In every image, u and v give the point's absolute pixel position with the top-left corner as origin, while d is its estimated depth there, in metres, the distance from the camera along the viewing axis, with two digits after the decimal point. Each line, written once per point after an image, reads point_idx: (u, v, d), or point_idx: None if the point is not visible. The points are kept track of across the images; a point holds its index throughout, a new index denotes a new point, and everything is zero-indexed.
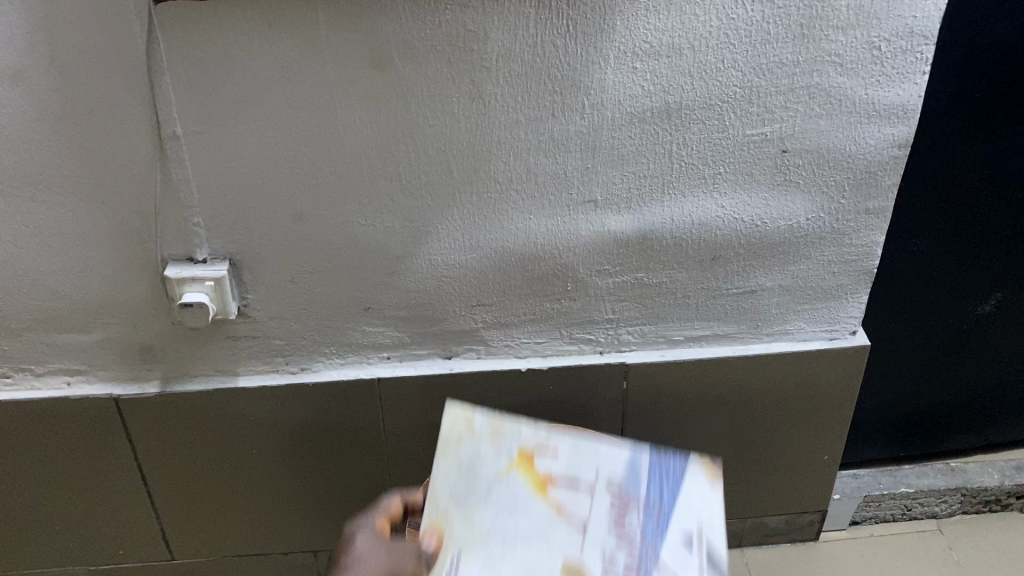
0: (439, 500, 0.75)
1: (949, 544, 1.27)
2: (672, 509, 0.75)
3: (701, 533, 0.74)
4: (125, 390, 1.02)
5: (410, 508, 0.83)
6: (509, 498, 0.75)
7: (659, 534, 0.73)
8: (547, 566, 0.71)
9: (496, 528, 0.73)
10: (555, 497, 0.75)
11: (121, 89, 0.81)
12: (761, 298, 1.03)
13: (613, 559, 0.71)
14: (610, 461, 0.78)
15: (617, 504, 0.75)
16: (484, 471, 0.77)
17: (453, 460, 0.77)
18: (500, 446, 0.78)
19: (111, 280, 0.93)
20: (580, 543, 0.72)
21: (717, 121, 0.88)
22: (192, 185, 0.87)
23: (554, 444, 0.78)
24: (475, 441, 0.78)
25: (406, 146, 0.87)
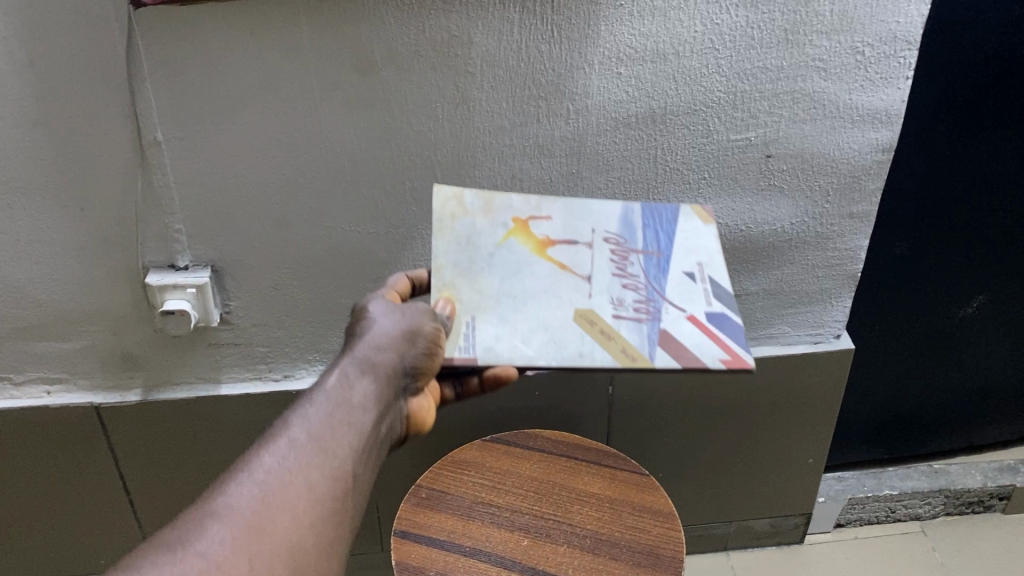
0: (444, 274, 0.68)
1: (932, 545, 1.27)
2: (671, 250, 0.74)
3: (703, 267, 0.73)
4: (106, 398, 1.00)
5: (416, 286, 0.77)
6: (511, 262, 0.70)
7: (662, 275, 0.72)
8: (563, 314, 0.68)
9: (504, 290, 0.69)
10: (556, 257, 0.71)
11: (100, 94, 0.79)
12: (746, 302, 1.03)
13: (623, 297, 0.69)
14: (603, 219, 0.75)
15: (618, 253, 0.73)
16: (482, 239, 0.71)
17: (450, 236, 0.70)
18: (495, 219, 0.72)
19: (92, 288, 0.92)
20: (588, 291, 0.69)
21: (701, 126, 0.88)
22: (173, 192, 0.86)
23: (547, 211, 0.74)
24: (470, 217, 0.71)
25: (390, 151, 0.86)
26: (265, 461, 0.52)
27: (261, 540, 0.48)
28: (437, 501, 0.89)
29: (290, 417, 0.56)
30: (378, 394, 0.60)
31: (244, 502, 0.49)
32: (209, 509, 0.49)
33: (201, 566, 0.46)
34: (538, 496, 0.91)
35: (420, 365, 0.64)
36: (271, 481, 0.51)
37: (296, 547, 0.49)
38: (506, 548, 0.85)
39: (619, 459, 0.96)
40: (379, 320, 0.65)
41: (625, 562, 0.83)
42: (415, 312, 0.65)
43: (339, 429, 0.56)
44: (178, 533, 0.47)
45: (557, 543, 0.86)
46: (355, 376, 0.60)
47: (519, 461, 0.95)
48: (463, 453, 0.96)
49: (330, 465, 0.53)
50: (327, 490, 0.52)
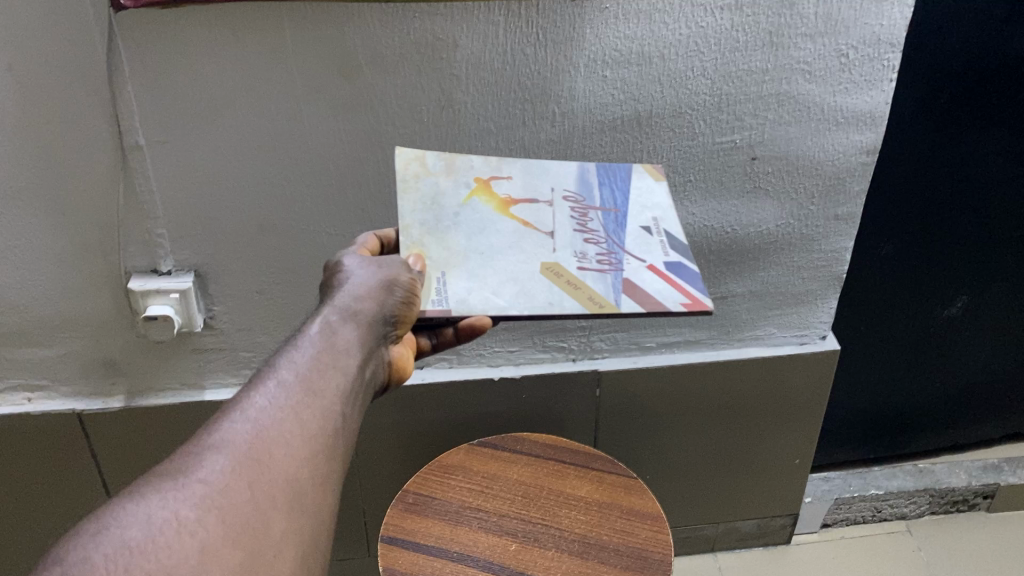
0: (411, 232, 0.67)
1: (918, 544, 1.28)
2: (628, 206, 0.74)
3: (658, 221, 0.73)
4: (88, 405, 0.99)
5: (384, 245, 0.75)
6: (477, 220, 0.69)
7: (620, 230, 0.71)
8: (529, 267, 0.67)
9: (472, 247, 0.67)
10: (519, 214, 0.71)
11: (80, 98, 0.78)
12: (731, 304, 1.03)
13: (585, 250, 0.68)
14: (563, 177, 0.76)
15: (577, 210, 0.73)
16: (446, 198, 0.71)
17: (415, 196, 0.70)
18: (458, 179, 0.73)
19: (73, 294, 0.91)
20: (551, 247, 0.69)
21: (687, 129, 0.88)
22: (156, 197, 0.85)
23: (507, 172, 0.75)
24: (433, 177, 0.72)
25: (375, 154, 0.86)
26: (257, 399, 0.49)
27: (262, 474, 0.45)
28: (424, 506, 0.89)
29: (277, 361, 0.53)
30: (359, 337, 0.58)
31: (242, 435, 0.47)
32: (203, 443, 0.46)
33: (203, 494, 0.43)
34: (526, 500, 0.91)
35: (401, 314, 0.62)
36: (267, 415, 0.48)
37: (296, 482, 0.47)
38: (494, 552, 0.85)
39: (607, 461, 0.96)
40: (356, 275, 0.64)
41: (613, 566, 0.83)
42: (392, 265, 0.64)
43: (327, 371, 0.53)
44: (173, 467, 0.45)
45: (545, 547, 0.85)
46: (337, 322, 0.58)
47: (507, 464, 0.95)
48: (450, 457, 0.95)
49: (321, 403, 0.51)
50: (321, 428, 0.50)
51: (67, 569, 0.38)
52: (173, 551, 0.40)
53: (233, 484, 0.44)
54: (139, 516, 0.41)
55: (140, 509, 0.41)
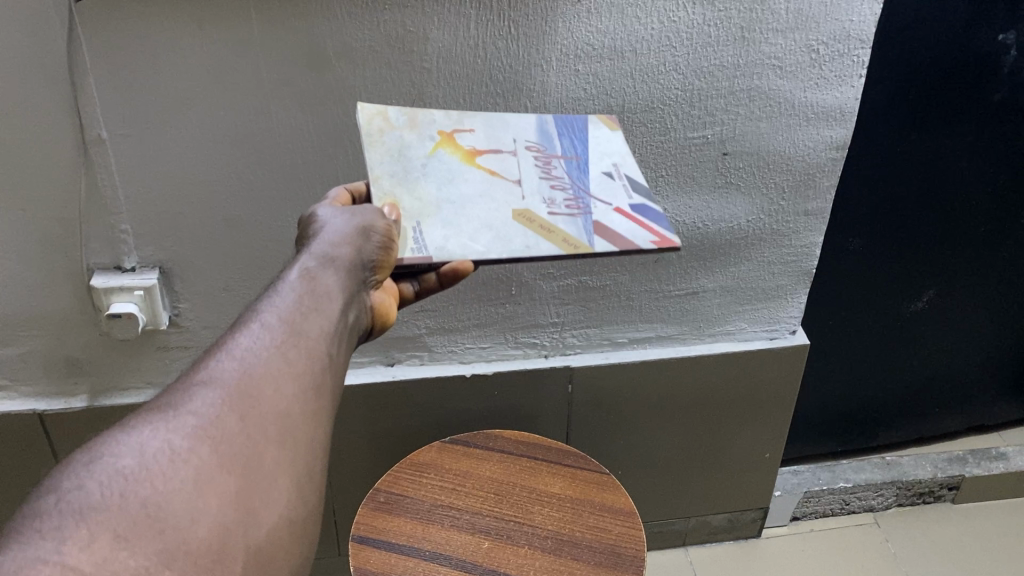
0: (382, 183, 0.66)
1: (885, 536, 1.29)
2: (588, 154, 0.74)
3: (619, 167, 0.74)
4: (50, 405, 0.97)
5: (354, 199, 0.72)
6: (445, 170, 0.68)
7: (584, 176, 0.72)
8: (502, 214, 0.67)
9: (443, 197, 0.67)
10: (484, 164, 0.70)
11: (41, 90, 0.76)
12: (703, 299, 1.03)
13: (554, 195, 0.69)
14: (523, 128, 0.74)
15: (541, 160, 0.72)
16: (413, 150, 0.68)
17: (381, 149, 0.68)
18: (422, 133, 0.70)
19: (34, 291, 0.88)
20: (521, 194, 0.69)
21: (659, 124, 0.88)
22: (119, 191, 0.83)
23: (469, 124, 0.72)
24: (397, 131, 0.69)
25: (344, 149, 0.84)
26: (242, 339, 0.47)
27: (252, 409, 0.44)
28: (395, 504, 0.88)
29: (263, 301, 0.51)
30: (340, 280, 0.55)
31: (229, 372, 0.45)
32: (190, 381, 0.45)
33: (193, 426, 0.42)
34: (498, 497, 0.90)
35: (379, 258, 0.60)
36: (254, 354, 0.47)
37: (287, 416, 0.45)
38: (466, 550, 0.84)
39: (580, 458, 0.95)
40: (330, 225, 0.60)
41: (586, 562, 0.83)
42: (364, 214, 0.62)
43: (311, 311, 0.51)
44: (162, 402, 0.44)
45: (517, 545, 0.85)
46: (317, 268, 0.55)
47: (479, 462, 0.94)
48: (422, 455, 0.95)
49: (308, 342, 0.49)
50: (308, 363, 0.48)
51: (61, 497, 0.38)
52: (165, 481, 0.39)
53: (225, 418, 0.43)
54: (131, 447, 0.40)
55: (132, 440, 0.41)
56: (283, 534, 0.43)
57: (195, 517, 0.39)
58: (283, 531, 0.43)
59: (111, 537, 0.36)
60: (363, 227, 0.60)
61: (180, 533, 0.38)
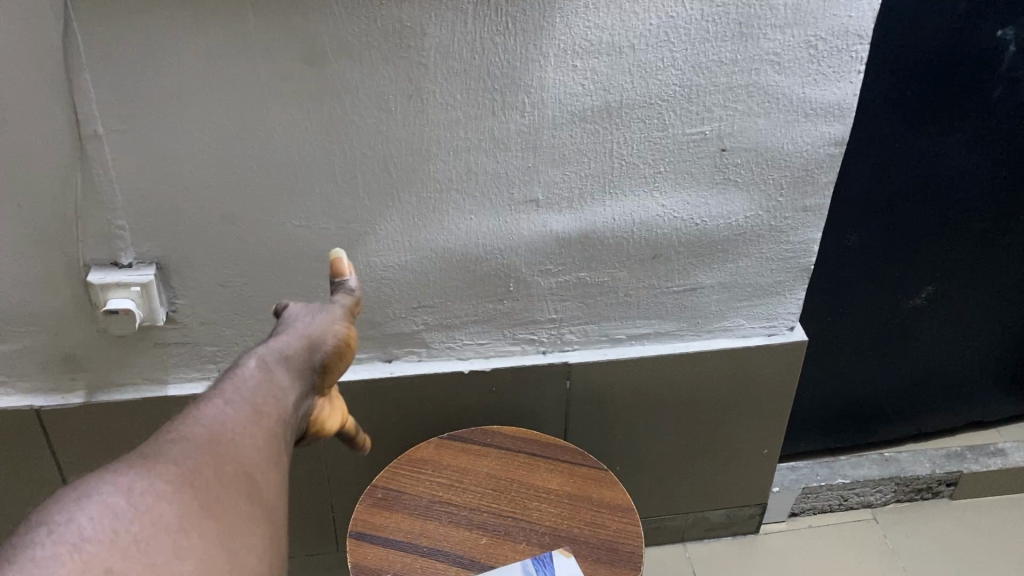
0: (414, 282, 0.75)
1: (883, 532, 1.29)
2: None
3: None
4: (47, 401, 0.97)
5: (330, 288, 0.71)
6: None
7: None
8: None
9: None
10: None
11: (37, 86, 0.76)
12: (701, 295, 1.03)
13: None
14: None
15: None
16: None
17: None
18: None
19: (30, 287, 0.88)
20: None
21: (656, 120, 0.88)
22: (115, 187, 0.83)
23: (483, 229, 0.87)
24: None
25: (341, 144, 0.84)
26: (208, 409, 0.49)
27: (226, 461, 0.45)
28: (393, 501, 0.88)
29: (223, 381, 0.52)
30: (305, 351, 0.58)
31: (200, 433, 0.46)
32: (163, 441, 0.46)
33: (173, 472, 0.43)
34: (496, 493, 0.90)
35: (345, 337, 0.62)
36: (225, 417, 0.48)
37: (259, 470, 0.46)
38: (463, 547, 0.84)
39: (577, 454, 0.95)
40: (295, 312, 0.64)
41: (584, 558, 0.83)
42: (332, 306, 0.65)
43: (275, 369, 0.55)
44: (139, 454, 0.44)
45: (515, 541, 0.85)
46: (280, 343, 0.58)
47: (477, 458, 0.94)
48: (419, 451, 0.94)
49: (272, 399, 0.52)
50: (266, 423, 0.49)
51: (53, 528, 0.37)
52: (152, 520, 0.39)
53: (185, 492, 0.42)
54: (116, 487, 0.40)
55: (117, 481, 0.41)
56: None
57: (181, 556, 0.38)
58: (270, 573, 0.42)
59: (99, 573, 0.35)
60: (332, 313, 0.64)
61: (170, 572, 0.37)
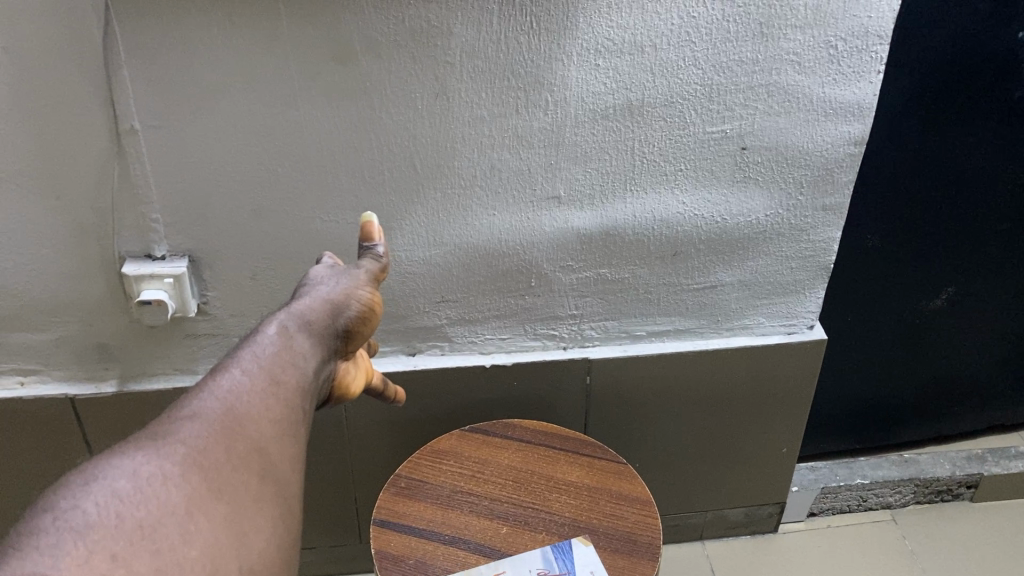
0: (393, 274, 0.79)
1: (902, 533, 1.30)
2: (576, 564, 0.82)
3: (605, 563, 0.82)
4: (81, 389, 1.00)
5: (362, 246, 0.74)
6: None
7: None
8: None
9: None
10: None
11: (77, 83, 0.79)
12: (721, 293, 1.04)
13: None
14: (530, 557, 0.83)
15: None
16: None
17: None
18: None
19: (66, 277, 0.91)
20: None
21: (678, 118, 0.89)
22: (150, 181, 0.86)
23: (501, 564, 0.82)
24: None
25: (369, 141, 0.86)
26: (223, 381, 0.52)
27: (235, 441, 0.48)
28: (416, 490, 0.90)
29: (239, 350, 0.56)
30: (328, 316, 0.63)
31: (211, 410, 0.49)
32: (174, 417, 0.49)
33: (182, 453, 0.46)
34: (516, 484, 0.92)
35: (367, 302, 0.67)
36: (236, 395, 0.51)
37: (267, 448, 0.50)
38: (485, 535, 0.86)
39: (597, 448, 0.97)
40: (320, 274, 0.69)
41: (604, 548, 0.84)
42: (355, 272, 0.69)
43: (295, 334, 0.59)
44: (151, 432, 0.48)
45: (535, 531, 0.86)
46: (301, 304, 0.62)
47: (498, 450, 0.96)
48: (441, 443, 0.96)
49: (289, 367, 0.55)
50: (280, 394, 0.53)
51: (59, 515, 0.40)
52: (160, 503, 0.42)
53: (189, 477, 0.45)
54: (125, 470, 0.43)
55: (126, 464, 0.44)
56: (271, 559, 0.46)
57: (187, 539, 0.42)
58: (271, 553, 0.46)
59: (108, 556, 0.38)
60: (353, 280, 0.68)
61: (175, 556, 0.40)
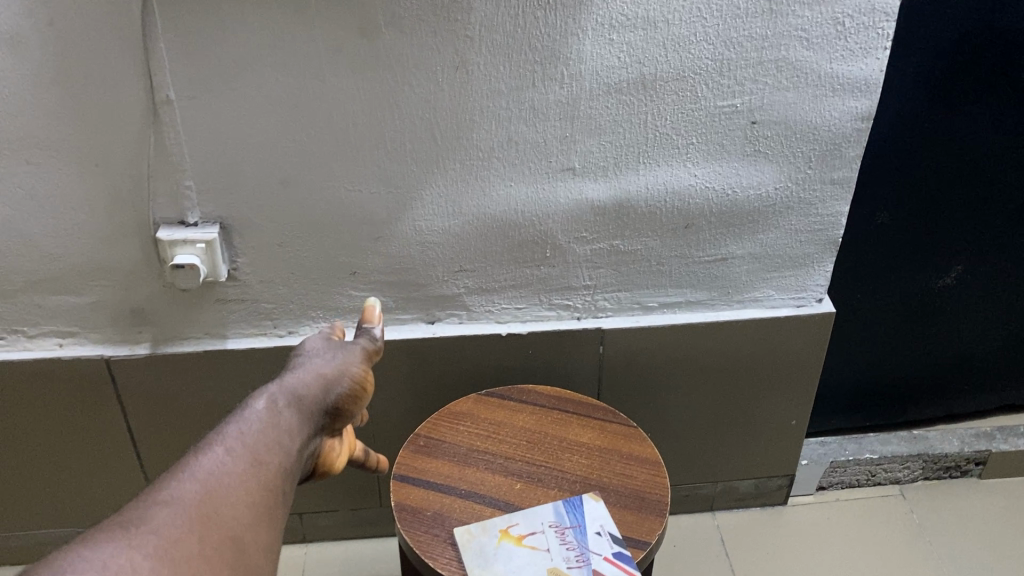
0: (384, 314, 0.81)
1: (910, 508, 1.32)
2: (586, 519, 0.85)
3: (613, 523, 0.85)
4: (115, 351, 1.04)
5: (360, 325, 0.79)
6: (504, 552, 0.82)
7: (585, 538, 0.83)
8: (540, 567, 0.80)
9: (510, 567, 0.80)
10: (527, 541, 0.83)
11: (116, 54, 0.83)
12: (731, 266, 1.07)
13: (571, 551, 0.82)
14: (543, 510, 0.87)
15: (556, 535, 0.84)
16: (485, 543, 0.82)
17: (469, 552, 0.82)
18: (490, 531, 0.84)
19: (103, 242, 0.96)
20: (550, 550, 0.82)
21: (689, 92, 0.92)
22: (184, 150, 0.90)
23: (515, 517, 0.86)
24: (479, 535, 0.83)
25: (391, 113, 0.90)
26: (205, 458, 0.50)
27: (211, 528, 0.46)
28: (434, 448, 0.94)
29: (224, 426, 0.54)
30: (318, 391, 0.62)
31: (190, 491, 0.47)
32: (150, 495, 0.46)
33: (155, 545, 0.43)
34: (530, 445, 0.95)
35: (358, 382, 0.67)
36: (217, 478, 0.49)
37: (244, 536, 0.47)
38: (499, 490, 0.89)
39: (608, 411, 1.00)
40: (312, 352, 0.68)
41: (613, 503, 0.87)
42: (347, 349, 0.70)
43: (283, 410, 0.58)
44: (121, 518, 0.44)
45: (548, 487, 0.90)
46: (292, 381, 0.62)
47: (513, 413, 1.00)
48: (459, 405, 1.00)
49: (274, 445, 0.54)
50: (263, 473, 0.51)
51: None
52: None
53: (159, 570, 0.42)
54: (93, 563, 0.40)
55: (94, 557, 0.41)
56: None
57: None
58: None
59: None
60: (344, 356, 0.69)
61: None
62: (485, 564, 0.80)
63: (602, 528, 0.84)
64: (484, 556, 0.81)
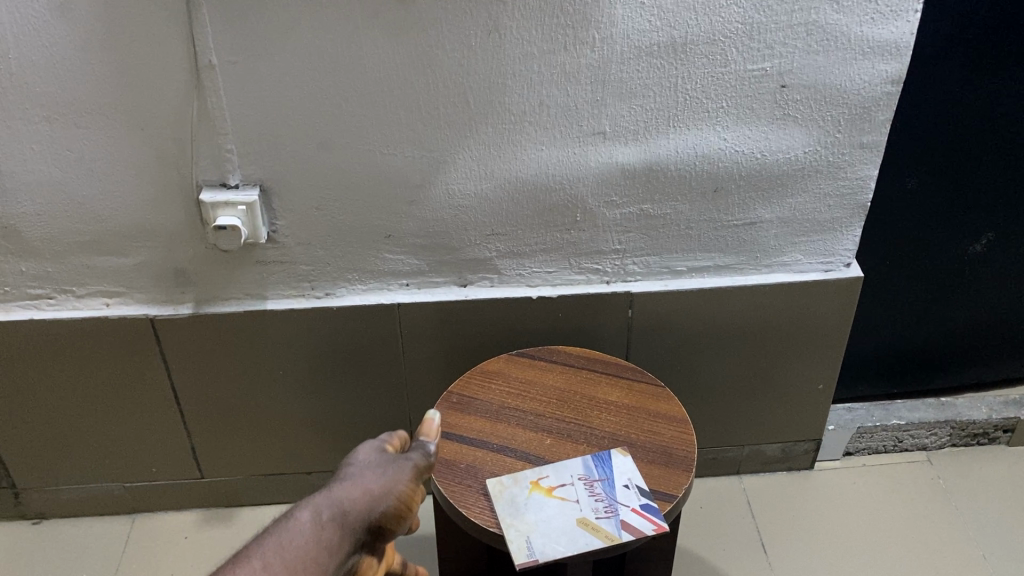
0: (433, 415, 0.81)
1: (937, 473, 1.33)
2: (614, 472, 0.88)
3: (639, 477, 0.87)
4: (160, 311, 1.08)
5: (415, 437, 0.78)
6: (534, 503, 0.84)
7: (613, 491, 0.86)
8: (569, 519, 0.83)
9: (541, 518, 0.83)
10: (557, 493, 0.86)
11: (161, 20, 0.86)
12: (760, 230, 1.08)
13: (599, 503, 0.84)
14: (573, 464, 0.89)
15: (585, 487, 0.86)
16: (517, 494, 0.85)
17: (501, 502, 0.84)
18: (521, 483, 0.87)
19: (149, 204, 0.99)
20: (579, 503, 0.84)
21: (720, 56, 0.93)
22: (225, 114, 0.93)
23: (546, 470, 0.88)
24: (511, 487, 0.86)
25: (426, 78, 0.92)
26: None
27: None
28: (467, 404, 0.97)
29: (264, 537, 0.55)
30: (366, 510, 0.61)
31: None
32: None
33: None
34: (560, 402, 0.98)
35: (408, 498, 0.64)
36: None
37: None
38: (530, 445, 0.92)
39: (636, 371, 1.02)
40: (370, 458, 0.67)
41: (641, 459, 0.90)
42: (407, 461, 0.68)
43: (325, 527, 0.57)
44: None
45: (576, 442, 0.92)
46: (345, 488, 0.62)
47: (543, 372, 1.02)
48: (490, 365, 1.03)
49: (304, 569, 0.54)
50: None
51: None
52: None
53: None
54: None
55: None
56: None
57: None
58: None
59: None
60: (402, 471, 0.66)
61: None
62: (516, 513, 0.83)
63: (630, 481, 0.87)
64: (515, 506, 0.84)
